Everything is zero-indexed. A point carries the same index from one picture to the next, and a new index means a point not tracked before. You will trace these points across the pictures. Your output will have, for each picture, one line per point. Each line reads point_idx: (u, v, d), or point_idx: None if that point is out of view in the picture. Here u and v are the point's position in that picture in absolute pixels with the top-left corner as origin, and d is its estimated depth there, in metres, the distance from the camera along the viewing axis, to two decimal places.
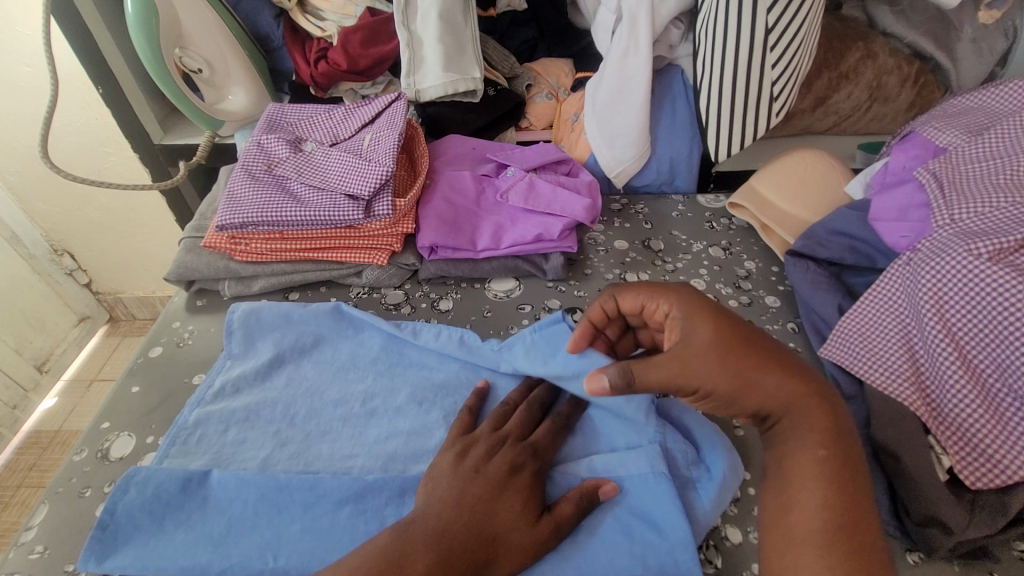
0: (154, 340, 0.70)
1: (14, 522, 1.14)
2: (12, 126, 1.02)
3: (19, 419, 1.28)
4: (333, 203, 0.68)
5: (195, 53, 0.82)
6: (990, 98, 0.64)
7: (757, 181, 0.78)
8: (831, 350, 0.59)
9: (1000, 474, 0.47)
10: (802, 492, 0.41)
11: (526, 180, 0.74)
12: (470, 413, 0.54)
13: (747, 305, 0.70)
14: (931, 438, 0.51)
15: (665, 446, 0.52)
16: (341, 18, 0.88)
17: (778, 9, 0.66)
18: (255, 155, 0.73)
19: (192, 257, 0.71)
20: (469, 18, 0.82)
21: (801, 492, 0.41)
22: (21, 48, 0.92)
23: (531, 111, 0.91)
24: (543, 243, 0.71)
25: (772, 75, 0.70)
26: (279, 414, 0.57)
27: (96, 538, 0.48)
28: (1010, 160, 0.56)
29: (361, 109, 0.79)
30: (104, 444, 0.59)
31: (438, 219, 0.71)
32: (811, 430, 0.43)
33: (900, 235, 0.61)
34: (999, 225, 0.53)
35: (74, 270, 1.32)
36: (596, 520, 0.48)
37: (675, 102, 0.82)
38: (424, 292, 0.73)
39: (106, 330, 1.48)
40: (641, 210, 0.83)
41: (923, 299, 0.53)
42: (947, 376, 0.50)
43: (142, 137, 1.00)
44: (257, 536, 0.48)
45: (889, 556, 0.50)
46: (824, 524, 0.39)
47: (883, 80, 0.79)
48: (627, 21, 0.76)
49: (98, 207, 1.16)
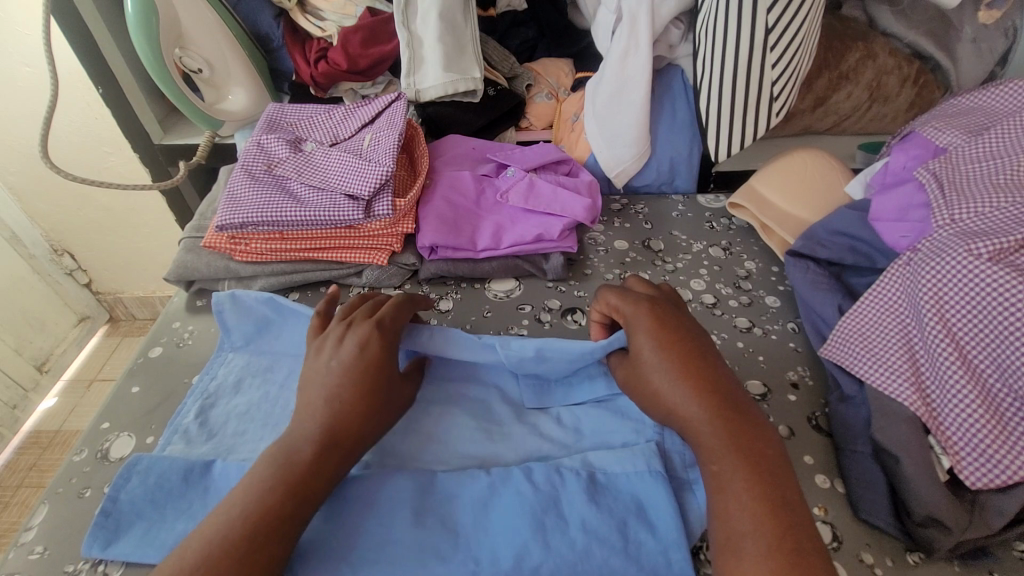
0: (154, 340, 0.70)
1: (14, 522, 1.14)
2: (12, 126, 1.02)
3: (18, 419, 1.28)
4: (333, 203, 0.67)
5: (195, 53, 0.82)
6: (991, 98, 0.64)
7: (757, 180, 0.78)
8: (831, 350, 0.59)
9: (1000, 474, 0.47)
10: (721, 492, 0.42)
11: (526, 181, 0.74)
12: (323, 317, 0.56)
13: (747, 305, 0.70)
14: (931, 438, 0.51)
15: (663, 446, 0.53)
16: (342, 19, 0.88)
17: (778, 9, 0.66)
18: (255, 155, 0.73)
19: (192, 257, 0.72)
20: (469, 19, 0.82)
21: (725, 485, 0.42)
22: (21, 49, 0.92)
23: (531, 111, 0.91)
24: (543, 243, 0.71)
25: (772, 75, 0.70)
26: (279, 408, 0.57)
27: (99, 525, 0.49)
28: (1010, 160, 0.56)
29: (361, 109, 0.79)
30: (104, 444, 0.59)
31: (439, 219, 0.71)
32: (717, 425, 0.44)
33: (900, 236, 0.61)
34: (1000, 225, 0.53)
35: (74, 270, 1.32)
36: (587, 508, 0.48)
37: (675, 103, 0.82)
38: (424, 292, 0.73)
39: (106, 330, 1.48)
40: (641, 210, 0.83)
41: (923, 299, 0.53)
42: (947, 376, 0.50)
43: (143, 137, 0.99)
44: None
45: (889, 556, 0.50)
46: (741, 523, 0.40)
47: (883, 80, 0.79)
48: (627, 22, 0.76)
49: (98, 207, 1.16)
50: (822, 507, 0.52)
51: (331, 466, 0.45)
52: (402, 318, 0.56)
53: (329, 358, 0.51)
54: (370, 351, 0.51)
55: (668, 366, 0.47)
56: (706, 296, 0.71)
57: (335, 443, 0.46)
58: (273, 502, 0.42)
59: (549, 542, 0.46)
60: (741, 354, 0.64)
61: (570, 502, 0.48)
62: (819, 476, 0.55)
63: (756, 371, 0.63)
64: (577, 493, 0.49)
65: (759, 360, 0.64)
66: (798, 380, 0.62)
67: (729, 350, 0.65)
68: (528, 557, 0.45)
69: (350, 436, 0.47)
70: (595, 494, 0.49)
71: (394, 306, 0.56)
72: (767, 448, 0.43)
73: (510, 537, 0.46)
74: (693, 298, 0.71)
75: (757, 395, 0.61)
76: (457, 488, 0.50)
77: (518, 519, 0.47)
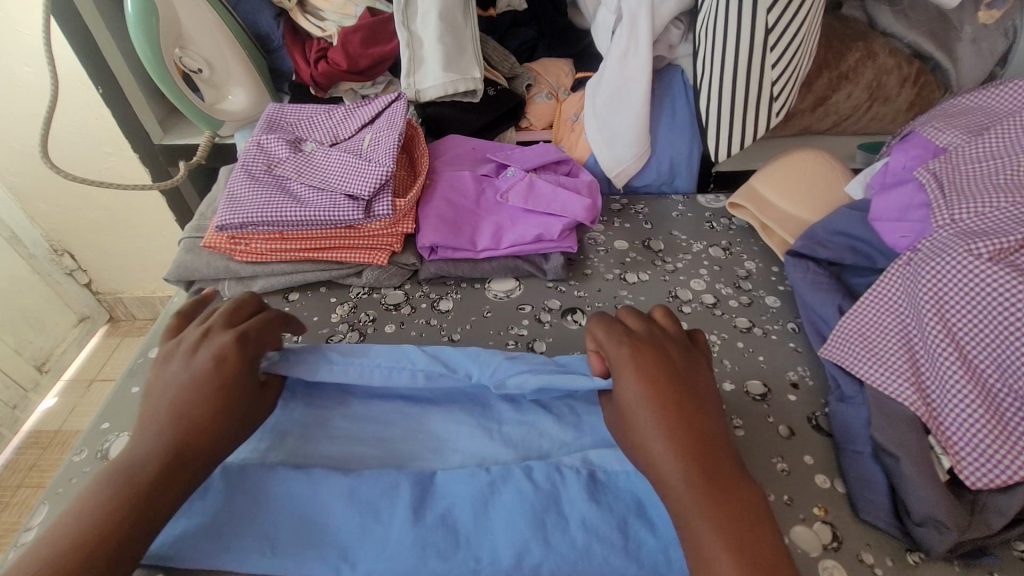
0: (155, 340, 0.70)
1: (13, 523, 1.14)
2: (12, 126, 1.02)
3: (18, 418, 1.28)
4: (332, 203, 0.67)
5: (195, 53, 0.82)
6: (991, 98, 0.64)
7: (757, 180, 0.78)
8: (831, 350, 0.59)
9: (1000, 475, 0.47)
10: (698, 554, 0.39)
11: (526, 180, 0.74)
12: (181, 319, 0.55)
13: (747, 305, 0.70)
14: (931, 438, 0.51)
15: None
16: (342, 19, 0.88)
17: (778, 9, 0.66)
18: (255, 155, 0.73)
19: (192, 257, 0.72)
20: (470, 19, 0.82)
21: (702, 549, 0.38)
22: (21, 48, 0.92)
23: (531, 112, 0.91)
24: (543, 243, 0.71)
25: (772, 75, 0.70)
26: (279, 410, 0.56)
27: None
28: (1011, 160, 0.56)
29: (361, 110, 0.79)
30: (104, 444, 0.59)
31: (439, 219, 0.71)
32: (696, 480, 0.41)
33: (900, 236, 0.61)
34: (1000, 225, 0.53)
35: (74, 270, 1.33)
36: (589, 508, 0.48)
37: (675, 103, 0.82)
38: (424, 292, 0.73)
39: (106, 330, 1.48)
40: (641, 210, 0.83)
41: (923, 299, 0.53)
42: (947, 376, 0.50)
43: (143, 137, 0.99)
44: (255, 527, 0.47)
45: (889, 556, 0.50)
46: None
47: (883, 80, 0.79)
48: (627, 22, 0.75)
49: (98, 207, 1.16)
50: (822, 507, 0.52)
51: (162, 491, 0.42)
52: (268, 336, 0.54)
53: (180, 368, 0.48)
54: (227, 369, 0.48)
55: (650, 413, 0.44)
56: (706, 296, 0.71)
57: (175, 467, 0.43)
58: (111, 522, 0.40)
59: (550, 542, 0.46)
60: (741, 354, 0.64)
61: (570, 501, 0.48)
62: (819, 475, 0.55)
63: (756, 371, 0.63)
64: (577, 491, 0.49)
65: (759, 360, 0.64)
66: (798, 380, 0.62)
67: (729, 350, 0.65)
68: (528, 557, 0.45)
69: (194, 459, 0.44)
70: (595, 493, 0.49)
71: (262, 323, 0.54)
72: (749, 507, 0.40)
73: (510, 537, 0.46)
74: (693, 298, 0.71)
75: (757, 395, 0.61)
76: (457, 487, 0.50)
77: (518, 518, 0.47)
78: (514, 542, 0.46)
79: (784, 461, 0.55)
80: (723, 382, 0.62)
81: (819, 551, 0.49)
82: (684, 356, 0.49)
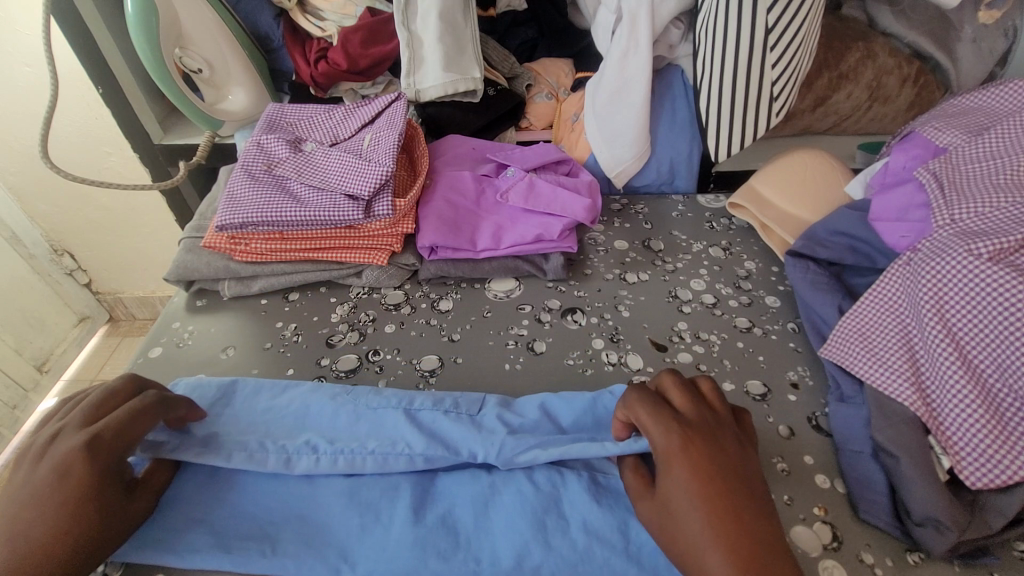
0: (155, 340, 0.70)
1: None
2: (12, 126, 1.02)
3: (19, 419, 1.27)
4: (332, 203, 0.67)
5: (195, 53, 0.82)
6: (991, 98, 0.64)
7: (757, 180, 0.78)
8: (831, 350, 0.59)
9: (1000, 475, 0.47)
10: None
11: (525, 180, 0.74)
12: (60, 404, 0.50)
13: (747, 305, 0.70)
14: (931, 438, 0.51)
15: None
16: (342, 18, 0.88)
17: (778, 9, 0.66)
18: (255, 155, 0.73)
19: (192, 256, 0.72)
20: (470, 18, 0.82)
21: None
22: (20, 48, 0.92)
23: (531, 111, 0.91)
24: (543, 243, 0.71)
25: (772, 75, 0.70)
26: None
27: None
28: (1010, 160, 0.56)
29: (361, 110, 0.79)
30: None
31: (439, 219, 0.71)
32: None
33: (900, 236, 0.61)
34: (1000, 225, 0.53)
35: (74, 270, 1.33)
36: (589, 508, 0.48)
37: (675, 103, 0.82)
38: (424, 292, 0.73)
39: (107, 330, 1.47)
40: (641, 210, 0.83)
41: (923, 299, 0.53)
42: (947, 376, 0.50)
43: (142, 137, 0.99)
44: (257, 528, 0.48)
45: (889, 556, 0.49)
46: None
47: (883, 80, 0.79)
48: (627, 21, 0.75)
49: (97, 207, 1.16)
50: (822, 507, 0.52)
51: None
52: (140, 429, 0.48)
53: (25, 478, 0.44)
54: (73, 479, 0.43)
55: (698, 513, 0.41)
56: (706, 296, 0.71)
57: None
58: None
59: (550, 543, 0.46)
60: (741, 354, 0.64)
61: (570, 502, 0.48)
62: (819, 475, 0.55)
63: (756, 371, 0.63)
64: (578, 492, 0.49)
65: (759, 360, 0.64)
66: (798, 380, 0.62)
67: (729, 349, 0.65)
68: (528, 558, 0.46)
69: None
70: (596, 494, 0.49)
71: (128, 416, 0.47)
72: None
73: (511, 537, 0.47)
74: (693, 298, 0.71)
75: (757, 395, 0.61)
76: (457, 488, 0.50)
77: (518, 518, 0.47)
78: (514, 542, 0.46)
79: (784, 461, 0.55)
80: (723, 382, 0.62)
81: (819, 551, 0.49)
82: (731, 446, 0.45)
